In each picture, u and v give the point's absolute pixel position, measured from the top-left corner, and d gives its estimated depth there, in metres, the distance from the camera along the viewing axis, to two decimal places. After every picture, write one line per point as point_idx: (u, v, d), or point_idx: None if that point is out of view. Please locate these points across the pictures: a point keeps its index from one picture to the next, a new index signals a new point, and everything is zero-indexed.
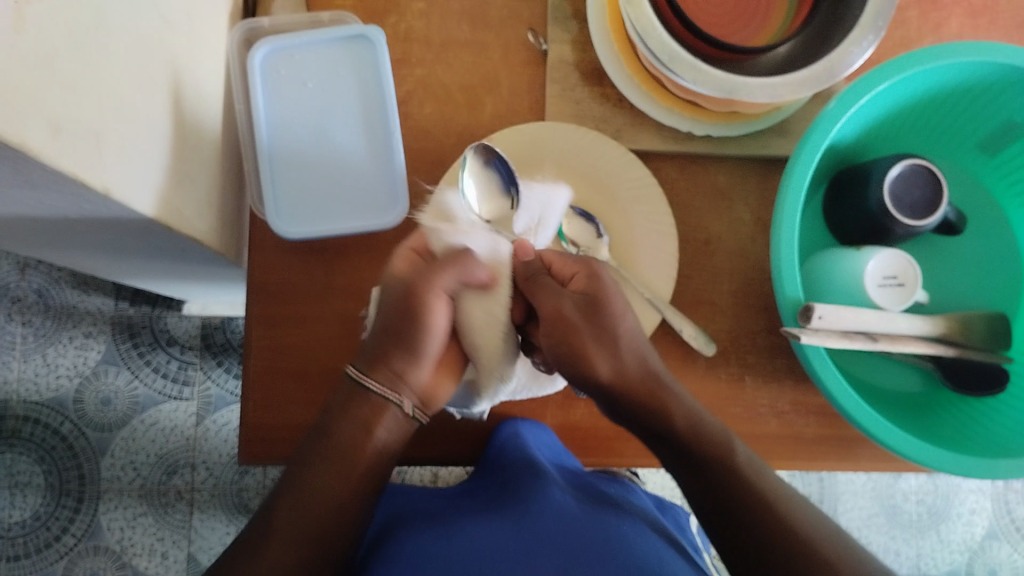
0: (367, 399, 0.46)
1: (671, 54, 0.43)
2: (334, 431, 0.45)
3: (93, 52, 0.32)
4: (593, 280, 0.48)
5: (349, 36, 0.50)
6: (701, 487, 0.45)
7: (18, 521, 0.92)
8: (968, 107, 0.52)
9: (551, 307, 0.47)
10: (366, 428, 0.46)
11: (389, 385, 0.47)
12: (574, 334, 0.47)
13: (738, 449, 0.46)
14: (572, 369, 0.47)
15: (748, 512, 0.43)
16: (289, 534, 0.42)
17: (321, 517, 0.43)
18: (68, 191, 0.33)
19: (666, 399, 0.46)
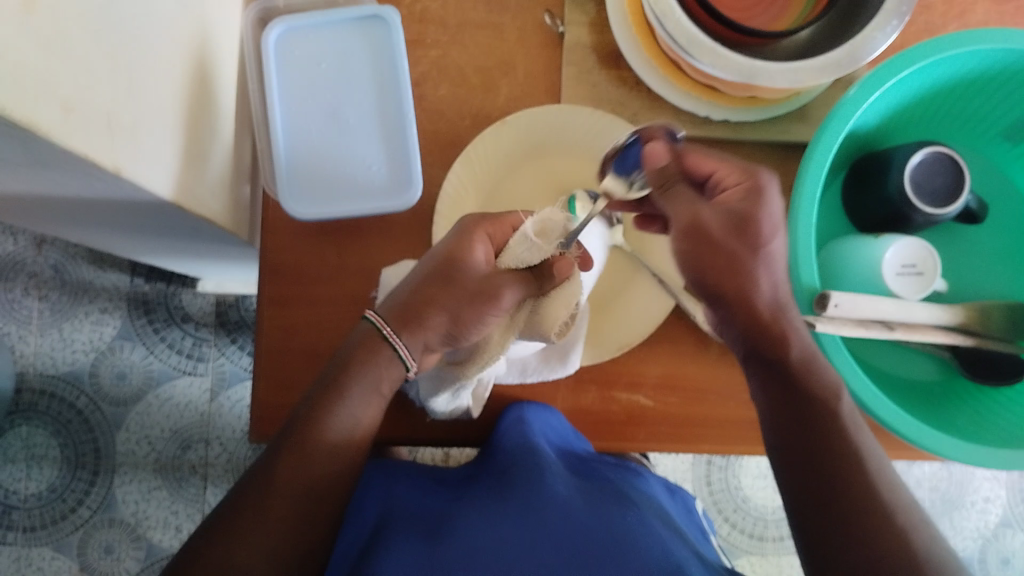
0: (386, 354, 0.45)
1: (689, 39, 0.42)
2: (347, 394, 0.43)
3: (106, 32, 0.32)
4: (751, 198, 0.39)
5: (363, 17, 0.49)
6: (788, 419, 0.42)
7: (34, 493, 0.93)
8: (991, 96, 0.51)
9: (686, 212, 0.39)
10: (375, 386, 0.44)
11: (411, 350, 0.45)
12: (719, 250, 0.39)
13: (843, 399, 0.42)
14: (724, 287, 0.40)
15: (823, 463, 0.41)
16: (294, 488, 0.40)
17: (327, 476, 0.41)
18: (79, 172, 0.33)
19: (787, 329, 0.41)
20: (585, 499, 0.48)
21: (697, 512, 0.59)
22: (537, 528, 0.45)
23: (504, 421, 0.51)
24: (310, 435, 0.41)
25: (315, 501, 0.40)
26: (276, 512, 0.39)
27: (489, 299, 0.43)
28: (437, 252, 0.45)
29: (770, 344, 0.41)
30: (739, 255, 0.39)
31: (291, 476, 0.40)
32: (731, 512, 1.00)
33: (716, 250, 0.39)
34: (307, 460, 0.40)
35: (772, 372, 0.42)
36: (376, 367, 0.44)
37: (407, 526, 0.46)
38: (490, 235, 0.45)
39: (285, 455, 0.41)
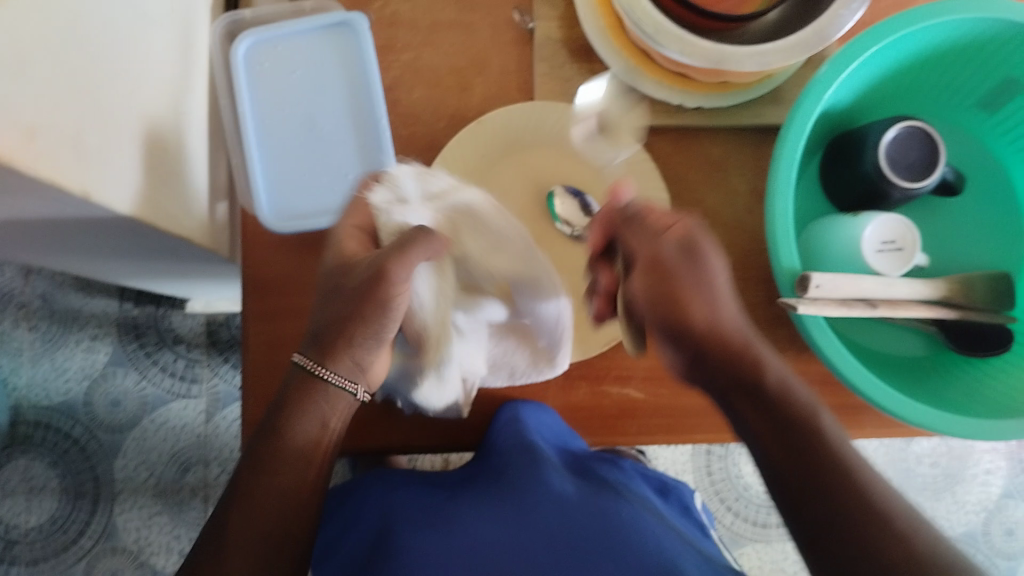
0: (323, 393, 0.42)
1: (656, 27, 0.42)
2: (289, 431, 0.42)
3: (68, 57, 0.32)
4: (689, 241, 0.43)
5: (332, 25, 0.49)
6: (772, 434, 0.40)
7: (35, 525, 0.93)
8: (964, 67, 0.51)
9: (650, 249, 0.43)
10: (315, 418, 0.42)
11: (347, 376, 0.43)
12: (670, 276, 0.42)
13: (825, 421, 0.40)
14: (671, 314, 0.42)
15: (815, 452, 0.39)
16: (250, 535, 0.39)
17: (281, 525, 0.40)
18: (49, 195, 0.33)
19: (760, 355, 0.42)
20: (582, 501, 0.47)
21: (694, 506, 0.59)
22: (527, 529, 0.44)
23: (497, 422, 0.51)
24: (255, 481, 0.40)
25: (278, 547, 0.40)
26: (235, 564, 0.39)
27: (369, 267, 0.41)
28: (330, 270, 0.43)
29: (747, 366, 0.41)
30: (694, 280, 0.42)
31: (243, 526, 0.40)
32: (734, 500, 1.00)
33: (677, 278, 0.42)
34: (256, 508, 0.40)
35: (758, 404, 0.41)
36: (318, 405, 0.42)
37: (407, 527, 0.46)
38: (361, 230, 0.44)
39: (235, 505, 0.40)
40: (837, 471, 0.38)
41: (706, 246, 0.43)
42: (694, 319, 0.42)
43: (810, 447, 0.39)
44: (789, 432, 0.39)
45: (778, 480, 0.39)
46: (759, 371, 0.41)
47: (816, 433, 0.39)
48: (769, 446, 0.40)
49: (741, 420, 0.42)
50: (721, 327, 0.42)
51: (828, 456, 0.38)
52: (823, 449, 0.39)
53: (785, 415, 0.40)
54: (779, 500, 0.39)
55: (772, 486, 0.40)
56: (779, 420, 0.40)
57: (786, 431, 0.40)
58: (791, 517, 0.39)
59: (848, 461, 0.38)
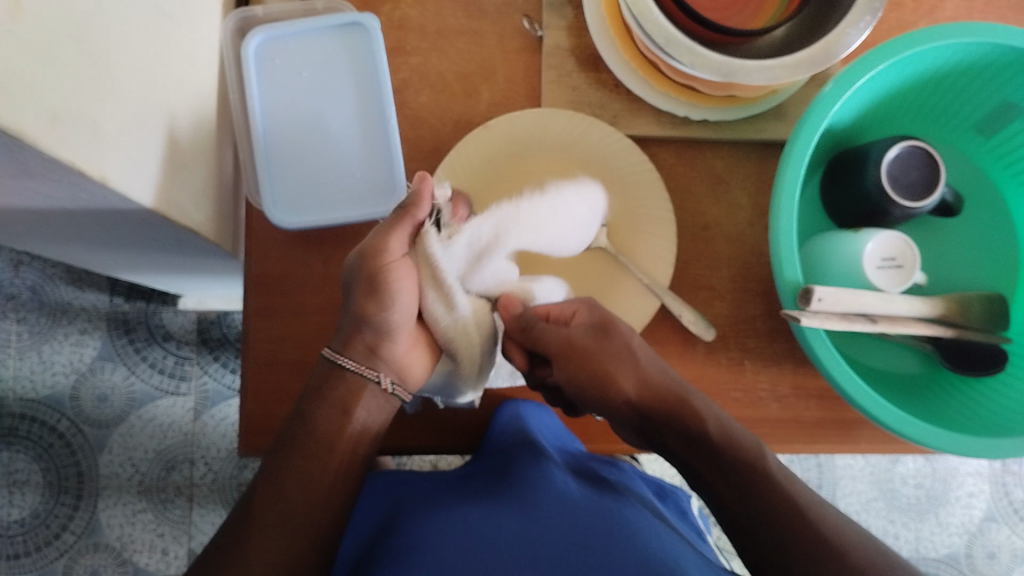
0: (343, 378, 0.45)
1: (668, 38, 0.43)
2: (312, 417, 0.44)
3: (92, 44, 0.32)
4: (596, 310, 0.49)
5: (344, 24, 0.50)
6: (723, 484, 0.44)
7: (17, 519, 0.92)
8: (965, 88, 0.52)
9: (560, 339, 0.48)
10: (343, 407, 0.45)
11: (364, 363, 0.46)
12: (587, 356, 0.48)
13: (769, 459, 0.45)
14: (598, 391, 0.48)
15: (760, 493, 0.43)
16: (268, 519, 0.41)
17: (294, 510, 0.42)
18: (65, 181, 0.33)
19: (696, 403, 0.46)
20: (587, 497, 0.48)
21: (691, 513, 0.59)
22: (533, 520, 0.45)
23: (493, 424, 0.52)
24: (281, 463, 0.43)
25: (293, 532, 0.42)
26: (266, 534, 0.41)
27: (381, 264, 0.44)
28: (354, 265, 0.45)
29: (689, 415, 0.46)
30: (612, 347, 0.48)
31: (268, 507, 0.42)
32: None
33: (592, 356, 0.48)
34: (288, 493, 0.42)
35: (702, 452, 0.45)
36: (344, 393, 0.45)
37: (413, 517, 0.46)
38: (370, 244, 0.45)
39: (262, 490, 0.42)
40: (777, 494, 0.42)
41: (618, 324, 0.48)
42: (623, 384, 0.47)
43: (758, 486, 0.43)
44: (732, 475, 0.44)
45: (740, 531, 0.43)
46: (701, 419, 0.46)
47: (761, 469, 0.43)
48: (710, 476, 0.45)
49: (682, 462, 0.46)
50: (652, 382, 0.47)
51: (767, 484, 0.43)
52: (784, 491, 0.43)
53: (727, 459, 0.44)
54: (728, 526, 0.44)
55: (717, 510, 0.45)
56: (726, 465, 0.44)
57: (729, 474, 0.44)
58: (734, 535, 0.44)
59: (786, 486, 0.43)
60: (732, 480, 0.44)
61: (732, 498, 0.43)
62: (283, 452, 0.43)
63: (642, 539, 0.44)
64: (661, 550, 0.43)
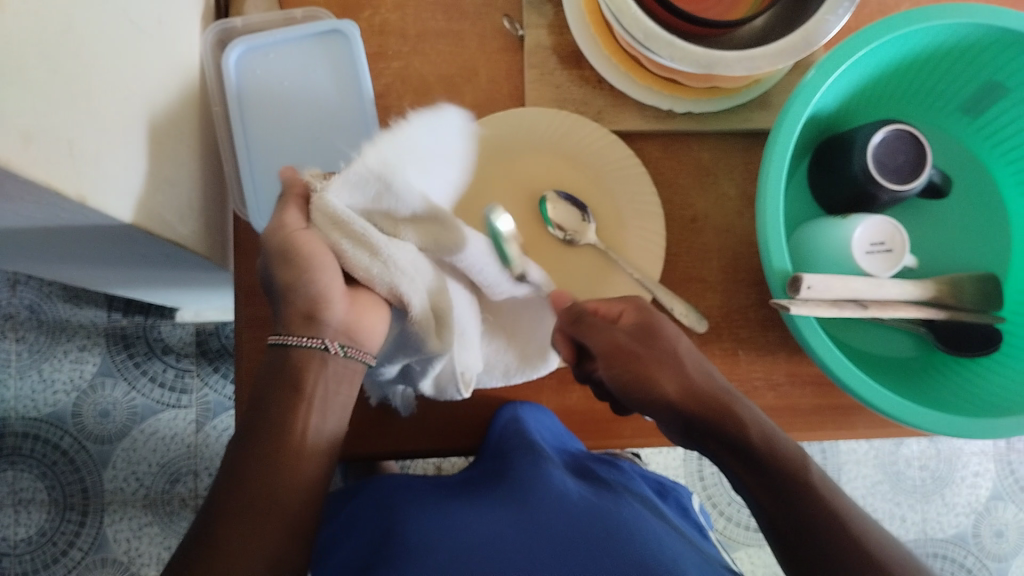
0: (292, 354, 0.41)
1: (646, 32, 0.43)
2: (281, 414, 0.40)
3: (65, 64, 0.32)
4: (643, 312, 0.48)
5: (322, 32, 0.50)
6: (761, 489, 0.42)
7: (24, 538, 0.92)
8: (949, 70, 0.52)
9: (606, 339, 0.46)
10: (305, 389, 0.41)
11: (308, 334, 0.41)
12: (634, 360, 0.47)
13: (811, 465, 0.43)
14: (638, 394, 0.46)
15: (795, 495, 0.41)
16: (246, 501, 0.38)
17: (268, 515, 0.38)
18: (44, 201, 0.33)
19: (738, 408, 0.44)
20: (586, 503, 0.47)
21: (692, 509, 0.59)
22: (531, 532, 0.44)
23: (495, 424, 0.52)
24: (261, 443, 0.39)
25: (264, 525, 0.38)
26: (237, 520, 0.37)
27: (281, 238, 0.40)
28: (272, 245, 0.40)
29: (728, 419, 0.44)
30: (661, 346, 0.47)
31: (245, 490, 0.38)
32: (725, 504, 1.00)
33: (633, 356, 0.47)
34: (258, 497, 0.38)
35: (739, 455, 0.43)
36: (297, 371, 0.41)
37: (413, 520, 0.46)
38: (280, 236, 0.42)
39: (232, 493, 0.38)
40: (809, 487, 0.41)
41: (662, 325, 0.48)
42: (666, 388, 0.46)
43: (799, 495, 0.41)
44: (769, 479, 0.42)
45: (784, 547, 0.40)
46: (743, 426, 0.43)
47: (801, 479, 0.41)
48: (737, 468, 0.43)
49: (724, 465, 0.45)
50: (694, 389, 0.45)
51: (809, 489, 0.41)
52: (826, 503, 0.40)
53: (767, 461, 0.42)
54: (763, 523, 0.42)
55: (754, 509, 0.43)
56: (768, 473, 0.42)
57: (773, 482, 0.42)
58: (774, 536, 0.41)
59: (826, 492, 0.41)
60: (772, 488, 0.41)
61: (775, 509, 0.41)
62: (253, 451, 0.39)
63: (643, 545, 0.43)
64: (662, 556, 0.42)
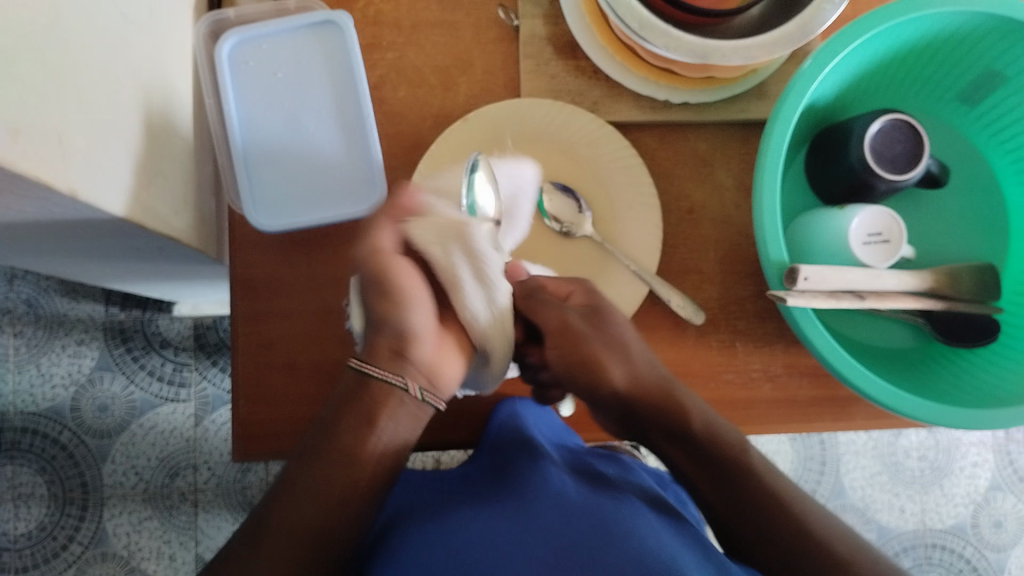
0: (369, 387, 0.43)
1: (641, 22, 0.42)
2: (335, 434, 0.43)
3: (53, 56, 0.32)
4: (591, 294, 0.48)
5: (316, 23, 0.49)
6: (709, 482, 0.46)
7: (24, 532, 0.92)
8: (945, 59, 0.51)
9: (556, 319, 0.46)
10: (367, 420, 0.43)
11: (388, 368, 0.44)
12: (582, 342, 0.46)
13: (752, 452, 0.47)
14: (586, 378, 0.47)
15: (749, 499, 0.45)
16: (285, 531, 0.41)
17: (313, 525, 0.41)
18: (35, 195, 0.33)
19: (683, 400, 0.47)
20: (583, 496, 0.47)
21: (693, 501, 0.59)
22: (531, 527, 0.44)
23: (491, 423, 0.53)
24: (306, 477, 0.42)
25: (305, 537, 0.41)
26: (273, 541, 0.41)
27: (382, 266, 0.44)
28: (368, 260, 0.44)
29: (672, 412, 0.47)
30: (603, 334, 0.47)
31: (281, 518, 0.41)
32: None
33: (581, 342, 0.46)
34: (294, 509, 0.42)
35: (684, 448, 0.47)
36: (367, 401, 0.43)
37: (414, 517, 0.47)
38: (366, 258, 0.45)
39: (279, 506, 0.42)
40: (760, 487, 0.45)
41: (609, 308, 0.48)
42: (612, 373, 0.46)
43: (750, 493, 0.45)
44: (731, 478, 0.45)
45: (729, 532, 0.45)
46: (686, 418, 0.46)
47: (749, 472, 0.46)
48: (685, 463, 0.47)
49: (669, 456, 0.48)
50: (638, 377, 0.47)
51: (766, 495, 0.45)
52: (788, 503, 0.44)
53: (712, 457, 0.46)
54: (705, 508, 0.46)
55: (697, 498, 0.47)
56: (714, 467, 0.46)
57: (724, 476, 0.45)
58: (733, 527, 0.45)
59: (766, 477, 0.46)
60: (728, 488, 0.45)
61: (718, 501, 0.45)
62: (307, 464, 0.43)
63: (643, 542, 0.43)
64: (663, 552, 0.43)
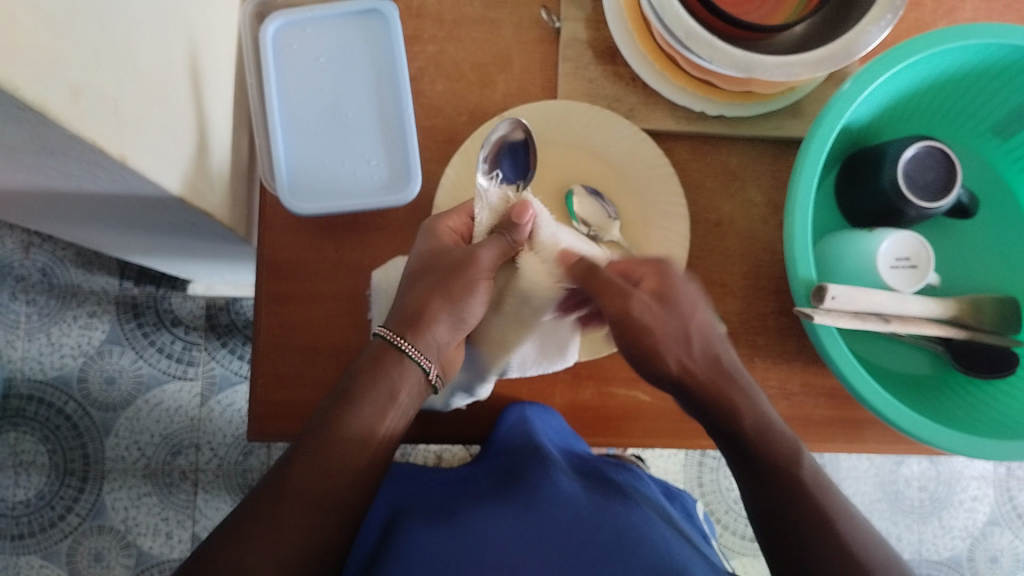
0: (400, 361, 0.44)
1: (688, 32, 0.42)
2: (359, 402, 0.41)
3: (111, 21, 0.32)
4: (663, 277, 0.47)
5: (361, 11, 0.50)
6: (756, 485, 0.44)
7: (22, 500, 0.92)
8: (982, 90, 0.52)
9: (619, 306, 0.45)
10: (389, 396, 0.43)
11: (422, 352, 0.44)
12: (645, 335, 0.45)
13: (805, 459, 0.44)
14: (642, 364, 0.46)
15: (797, 503, 0.42)
16: (305, 497, 0.38)
17: (331, 494, 0.39)
18: (83, 159, 0.33)
19: (739, 396, 0.45)
20: (592, 500, 0.47)
21: (697, 517, 0.59)
22: (540, 525, 0.44)
23: (500, 425, 0.53)
24: (322, 448, 0.39)
25: (325, 507, 0.38)
26: (291, 505, 0.38)
27: (474, 271, 0.45)
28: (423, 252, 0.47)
29: (724, 413, 0.45)
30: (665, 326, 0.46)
31: (306, 484, 0.38)
32: (722, 513, 1.00)
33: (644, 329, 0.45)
34: (321, 472, 0.39)
35: (736, 446, 0.45)
36: (387, 375, 0.43)
37: (416, 518, 0.46)
38: (455, 228, 0.48)
39: (299, 464, 0.39)
40: (805, 497, 0.42)
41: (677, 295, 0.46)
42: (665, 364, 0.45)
43: (801, 500, 0.42)
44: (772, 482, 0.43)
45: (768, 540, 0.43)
46: (736, 418, 0.44)
47: (797, 481, 0.43)
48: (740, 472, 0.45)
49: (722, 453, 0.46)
50: (690, 369, 0.46)
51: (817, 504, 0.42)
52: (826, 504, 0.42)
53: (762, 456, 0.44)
54: (756, 510, 0.44)
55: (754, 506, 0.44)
56: (758, 463, 0.44)
57: (764, 474, 0.43)
58: (764, 535, 0.43)
59: (814, 485, 0.43)
60: (770, 494, 0.43)
61: (768, 512, 0.43)
62: (321, 431, 0.40)
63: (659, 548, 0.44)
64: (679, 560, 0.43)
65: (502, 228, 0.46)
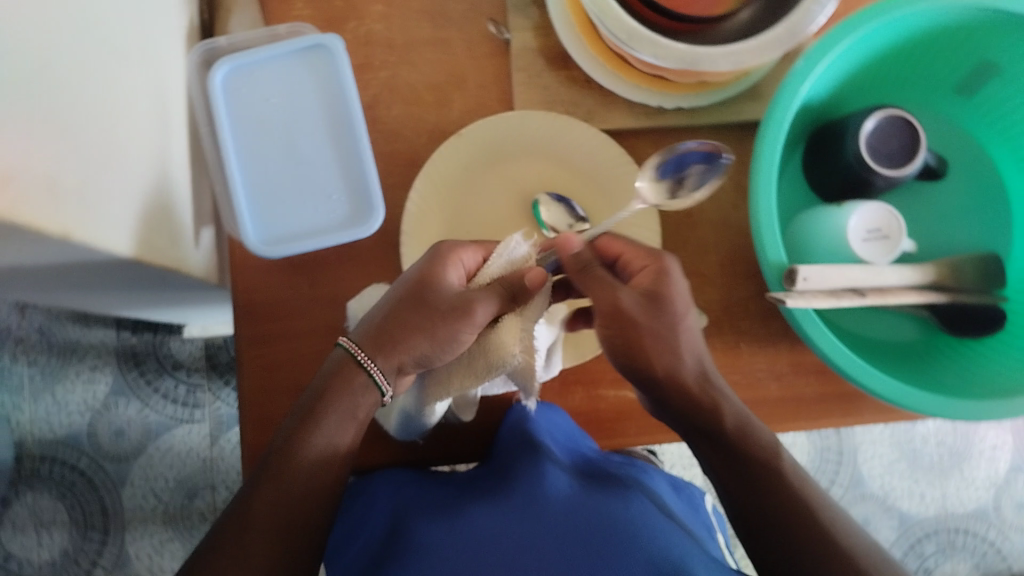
0: (355, 378, 0.44)
1: (630, 32, 0.42)
2: (322, 419, 0.42)
3: (41, 99, 0.32)
4: (660, 278, 0.44)
5: (307, 47, 0.49)
6: (738, 482, 0.43)
7: (48, 559, 0.93)
8: (941, 51, 0.51)
9: (607, 299, 0.43)
10: (352, 413, 0.44)
11: (386, 375, 0.44)
12: (632, 326, 0.43)
13: (785, 457, 0.44)
14: (627, 359, 0.44)
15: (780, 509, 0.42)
16: (265, 526, 0.39)
17: (295, 516, 0.40)
18: (30, 239, 0.33)
19: (716, 395, 0.44)
20: (585, 493, 0.48)
21: (705, 509, 0.59)
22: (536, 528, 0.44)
23: (507, 421, 0.53)
24: (289, 470, 0.41)
25: (292, 537, 0.40)
26: (257, 539, 0.39)
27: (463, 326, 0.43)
28: (421, 271, 0.45)
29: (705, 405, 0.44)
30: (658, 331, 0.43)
31: (269, 513, 0.40)
32: None
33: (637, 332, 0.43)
34: (280, 498, 0.40)
35: (717, 445, 0.44)
36: (352, 397, 0.43)
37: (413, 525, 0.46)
38: (464, 261, 0.46)
39: (262, 486, 0.40)
40: (784, 491, 0.42)
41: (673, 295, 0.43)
42: (659, 366, 0.43)
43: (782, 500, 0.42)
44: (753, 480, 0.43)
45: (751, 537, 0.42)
46: (718, 412, 0.44)
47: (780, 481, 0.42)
48: (723, 473, 0.44)
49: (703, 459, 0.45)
50: (679, 375, 0.44)
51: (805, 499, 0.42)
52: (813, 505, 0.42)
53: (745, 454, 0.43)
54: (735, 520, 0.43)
55: (728, 504, 0.44)
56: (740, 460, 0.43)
57: (746, 473, 0.43)
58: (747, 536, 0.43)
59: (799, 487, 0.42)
60: (753, 496, 0.42)
61: (749, 511, 0.42)
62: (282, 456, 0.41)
63: (646, 538, 0.44)
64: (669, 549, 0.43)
65: (517, 291, 0.43)
